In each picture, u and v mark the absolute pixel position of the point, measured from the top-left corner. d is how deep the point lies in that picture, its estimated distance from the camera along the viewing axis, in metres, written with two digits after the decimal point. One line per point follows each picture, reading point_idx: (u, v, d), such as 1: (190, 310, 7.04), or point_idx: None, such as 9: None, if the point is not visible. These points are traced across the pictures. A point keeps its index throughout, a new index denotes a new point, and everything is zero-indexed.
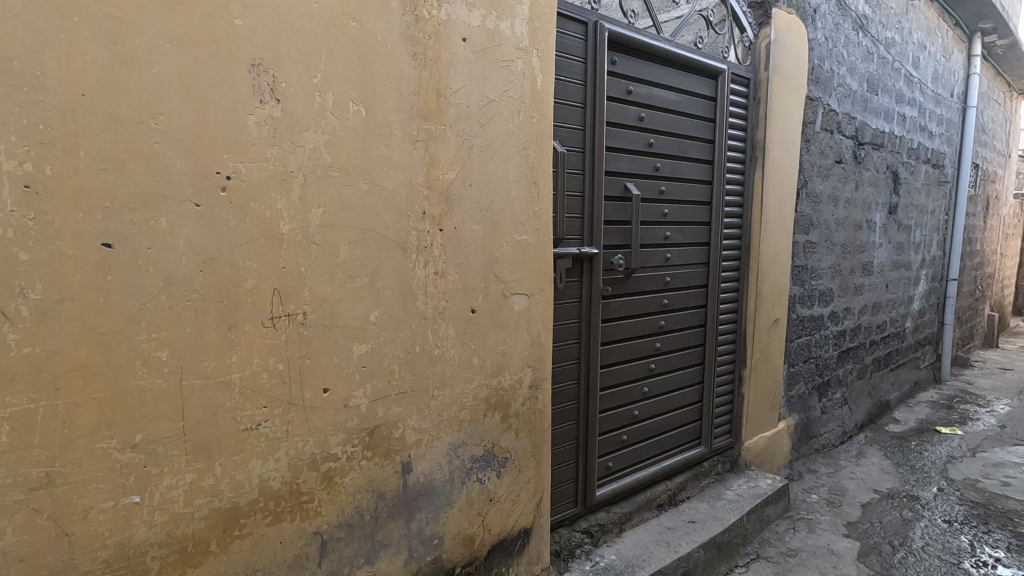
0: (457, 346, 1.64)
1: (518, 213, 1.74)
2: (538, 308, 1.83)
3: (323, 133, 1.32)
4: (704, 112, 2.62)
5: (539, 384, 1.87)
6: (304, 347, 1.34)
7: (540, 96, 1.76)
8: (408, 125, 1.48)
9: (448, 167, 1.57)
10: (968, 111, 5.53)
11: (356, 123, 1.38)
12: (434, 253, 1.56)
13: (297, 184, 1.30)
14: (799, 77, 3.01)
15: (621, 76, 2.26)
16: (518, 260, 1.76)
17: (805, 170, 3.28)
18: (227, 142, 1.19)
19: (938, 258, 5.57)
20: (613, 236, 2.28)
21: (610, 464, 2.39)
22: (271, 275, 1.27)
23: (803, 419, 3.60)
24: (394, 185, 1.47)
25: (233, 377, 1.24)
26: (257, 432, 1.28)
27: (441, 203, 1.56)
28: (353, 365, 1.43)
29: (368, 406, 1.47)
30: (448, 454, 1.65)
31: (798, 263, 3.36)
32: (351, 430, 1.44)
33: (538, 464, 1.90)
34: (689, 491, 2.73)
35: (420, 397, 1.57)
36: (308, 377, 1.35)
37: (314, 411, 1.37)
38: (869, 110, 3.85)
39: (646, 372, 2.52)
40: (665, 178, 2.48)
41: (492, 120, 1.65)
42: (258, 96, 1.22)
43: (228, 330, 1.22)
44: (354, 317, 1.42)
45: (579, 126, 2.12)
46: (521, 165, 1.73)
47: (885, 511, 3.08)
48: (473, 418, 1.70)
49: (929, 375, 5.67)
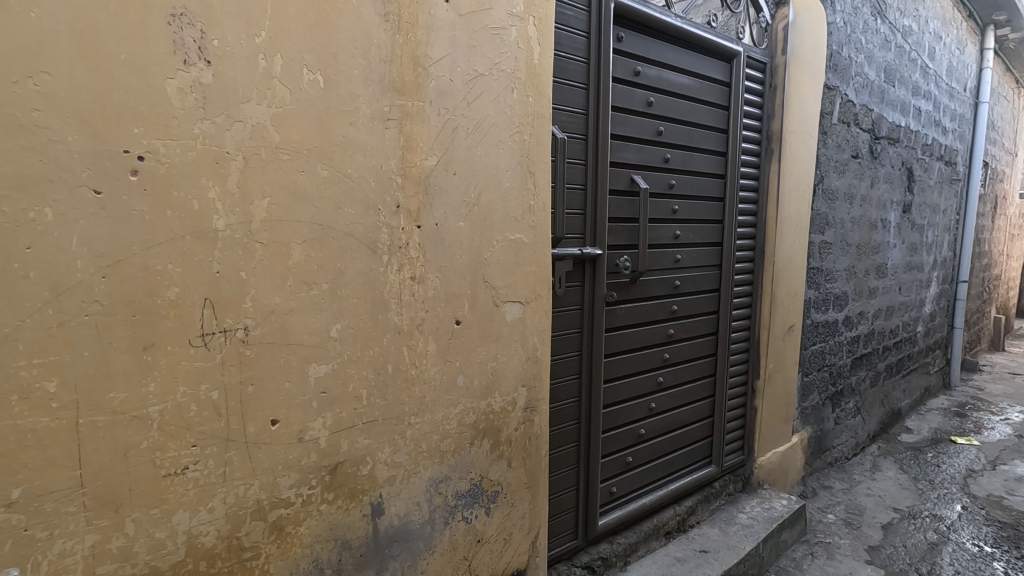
0: (438, 364, 1.39)
1: (511, 208, 1.49)
2: (533, 318, 1.59)
3: (269, 106, 1.07)
4: (718, 97, 2.37)
5: (535, 406, 1.62)
6: (247, 370, 1.09)
7: (536, 70, 1.51)
8: (377, 101, 1.23)
9: (428, 152, 1.31)
10: (980, 106, 5.32)
11: (312, 94, 1.13)
12: (410, 254, 1.31)
13: (235, 168, 1.04)
14: (818, 62, 2.76)
15: (628, 55, 2.02)
16: (511, 263, 1.51)
17: (822, 165, 3.05)
18: (139, 113, 0.93)
19: (949, 259, 5.36)
20: (617, 235, 2.03)
21: (614, 490, 2.15)
22: (201, 281, 1.02)
23: (816, 431, 3.37)
24: (362, 173, 1.22)
25: (151, 411, 0.98)
26: (183, 478, 1.02)
27: (419, 195, 1.31)
28: (310, 390, 1.18)
29: (329, 439, 1.22)
30: (428, 491, 1.40)
31: (813, 265, 3.13)
32: (308, 468, 1.19)
33: (533, 497, 1.66)
34: (699, 515, 2.50)
35: (394, 426, 1.32)
36: (251, 407, 1.10)
37: (259, 448, 1.11)
38: (886, 101, 3.63)
39: (654, 387, 2.28)
40: (675, 171, 2.24)
41: (480, 97, 1.40)
42: (180, 55, 0.96)
43: (143, 351, 0.96)
44: (311, 331, 1.17)
45: (582, 111, 1.87)
46: (514, 150, 1.48)
47: (908, 533, 2.86)
48: (458, 447, 1.45)
49: (938, 381, 5.45)
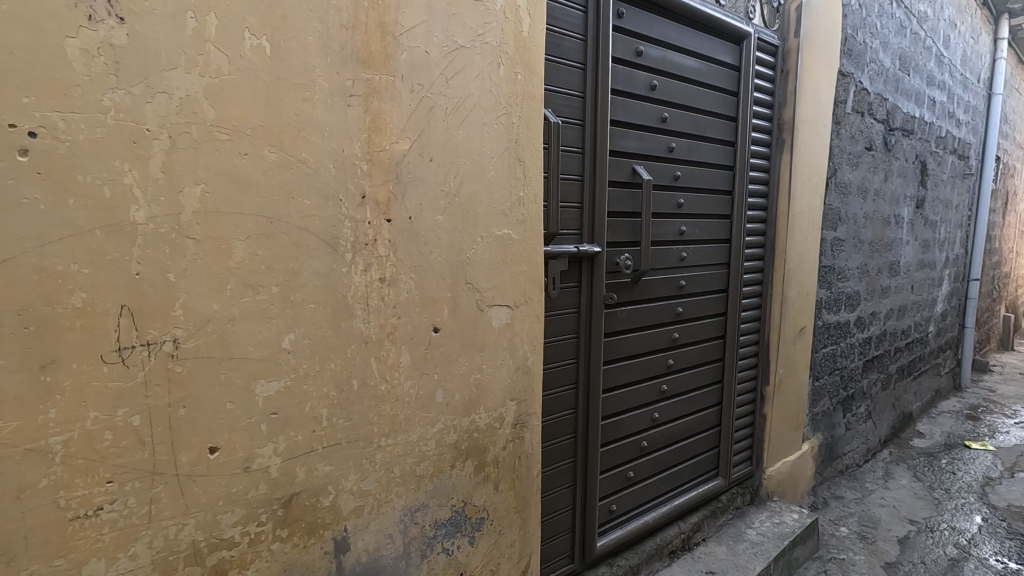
0: (413, 377, 1.22)
1: (498, 200, 1.32)
2: (523, 323, 1.41)
3: (202, 75, 0.89)
4: (727, 82, 2.20)
5: (526, 422, 1.45)
6: (178, 390, 0.91)
7: (525, 44, 1.34)
8: (338, 73, 1.05)
9: (399, 135, 1.14)
10: (994, 98, 5.14)
11: (256, 63, 0.95)
12: (378, 252, 1.14)
13: (159, 148, 0.86)
14: (832, 45, 2.58)
15: (630, 34, 1.84)
16: (498, 262, 1.34)
17: (835, 156, 2.87)
18: (29, 79, 0.76)
19: (961, 256, 5.17)
20: (618, 231, 1.86)
21: (613, 508, 1.98)
22: (116, 285, 0.84)
23: (827, 438, 3.20)
24: (319, 158, 1.04)
25: (54, 442, 0.81)
26: (97, 521, 0.85)
27: (388, 184, 1.14)
28: (258, 412, 1.01)
29: (281, 468, 1.04)
30: (401, 521, 1.23)
31: (825, 263, 2.95)
32: (257, 502, 1.02)
33: (524, 522, 1.49)
34: (705, 532, 2.33)
35: (361, 450, 1.15)
36: (183, 434, 0.92)
37: (193, 481, 0.94)
38: (900, 91, 3.45)
39: (657, 395, 2.12)
40: (680, 162, 2.07)
41: (460, 72, 1.22)
42: (83, 8, 0.79)
43: (40, 370, 0.80)
44: (257, 342, 0.99)
45: (579, 94, 1.70)
46: (500, 134, 1.31)
47: (927, 549, 2.69)
48: (437, 472, 1.28)
49: (949, 382, 5.27)
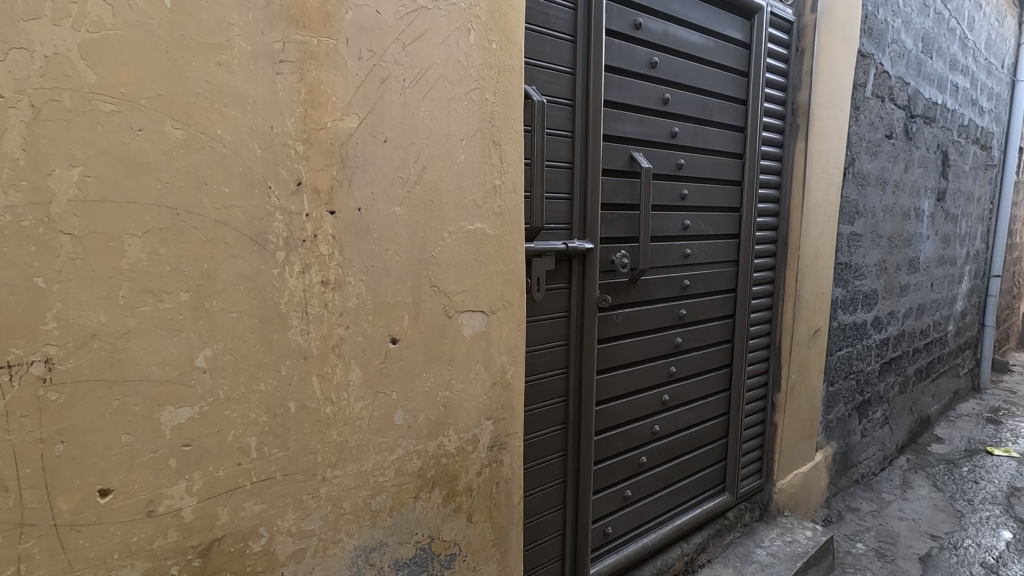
0: (365, 398, 1.04)
1: (469, 188, 1.14)
2: (500, 331, 1.23)
3: (77, 28, 0.72)
4: (736, 61, 2.00)
5: (504, 443, 1.27)
6: (53, 422, 0.74)
7: (500, 4, 1.15)
8: (264, 34, 0.87)
9: (344, 111, 0.96)
10: (1018, 84, 4.88)
11: (152, 16, 0.77)
12: (319, 250, 0.95)
13: (18, 120, 0.69)
14: (853, 20, 2.36)
15: (628, 5, 1.65)
16: (469, 261, 1.15)
17: (852, 144, 2.66)
18: None
19: (982, 251, 4.92)
20: (613, 226, 1.67)
21: (609, 531, 1.80)
22: None
23: (841, 446, 3.00)
24: (240, 136, 0.86)
25: None
26: None
27: (331, 171, 0.96)
28: (164, 444, 0.83)
29: (198, 510, 0.87)
30: (354, 564, 1.05)
31: (842, 259, 2.75)
32: (165, 552, 0.85)
33: (503, 556, 1.31)
34: (711, 552, 2.14)
35: (302, 483, 0.98)
36: (64, 474, 0.75)
37: (77, 531, 0.77)
38: (922, 74, 3.23)
39: (658, 406, 1.93)
40: (684, 148, 1.87)
41: (421, 37, 1.03)
42: None
43: None
44: (161, 361, 0.82)
45: (569, 70, 1.51)
46: (471, 111, 1.12)
47: (951, 568, 2.49)
48: (397, 505, 1.11)
49: (967, 384, 5.03)
